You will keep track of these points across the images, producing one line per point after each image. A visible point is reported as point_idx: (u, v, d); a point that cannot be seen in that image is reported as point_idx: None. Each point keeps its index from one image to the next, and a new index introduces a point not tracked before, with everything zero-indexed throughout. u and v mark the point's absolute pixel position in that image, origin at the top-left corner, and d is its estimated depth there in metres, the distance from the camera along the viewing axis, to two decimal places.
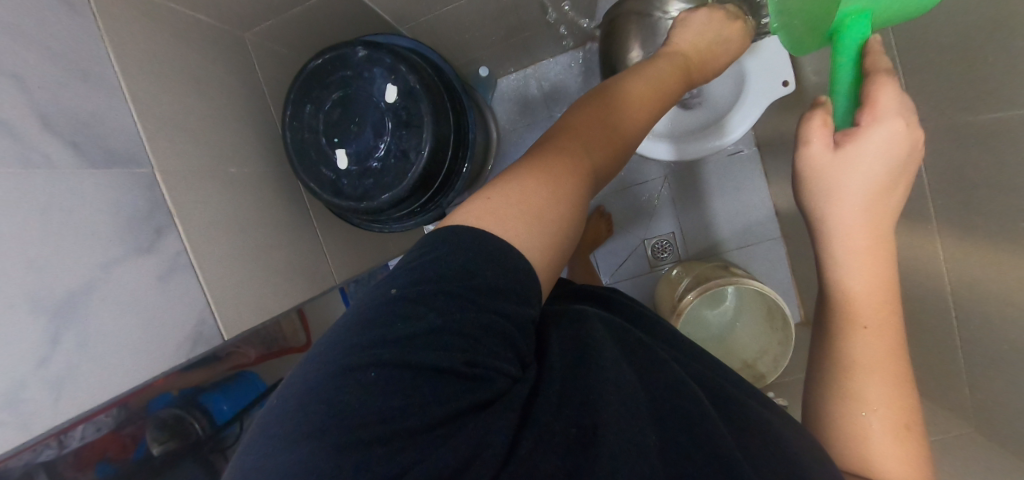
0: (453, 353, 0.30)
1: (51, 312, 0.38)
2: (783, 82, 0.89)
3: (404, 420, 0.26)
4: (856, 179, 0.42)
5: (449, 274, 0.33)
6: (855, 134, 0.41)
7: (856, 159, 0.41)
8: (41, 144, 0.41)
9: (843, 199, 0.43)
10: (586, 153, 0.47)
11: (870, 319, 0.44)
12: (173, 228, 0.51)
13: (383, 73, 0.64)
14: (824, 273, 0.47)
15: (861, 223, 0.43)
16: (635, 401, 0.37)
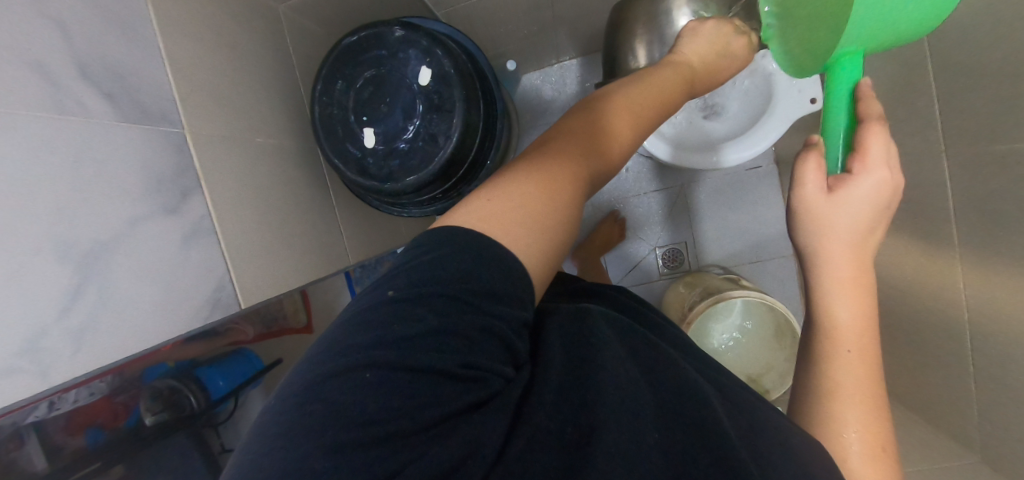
0: (451, 355, 0.28)
1: (76, 262, 0.37)
2: (812, 99, 0.89)
3: (395, 415, 0.25)
4: (847, 220, 0.43)
5: (448, 274, 0.31)
6: (847, 180, 0.43)
7: (847, 202, 0.43)
8: (78, 92, 0.41)
9: (835, 235, 0.44)
10: (591, 154, 0.45)
11: (855, 344, 0.44)
12: (200, 191, 0.50)
13: (419, 55, 0.63)
14: (811, 304, 0.47)
15: (846, 258, 0.44)
16: (637, 399, 0.35)
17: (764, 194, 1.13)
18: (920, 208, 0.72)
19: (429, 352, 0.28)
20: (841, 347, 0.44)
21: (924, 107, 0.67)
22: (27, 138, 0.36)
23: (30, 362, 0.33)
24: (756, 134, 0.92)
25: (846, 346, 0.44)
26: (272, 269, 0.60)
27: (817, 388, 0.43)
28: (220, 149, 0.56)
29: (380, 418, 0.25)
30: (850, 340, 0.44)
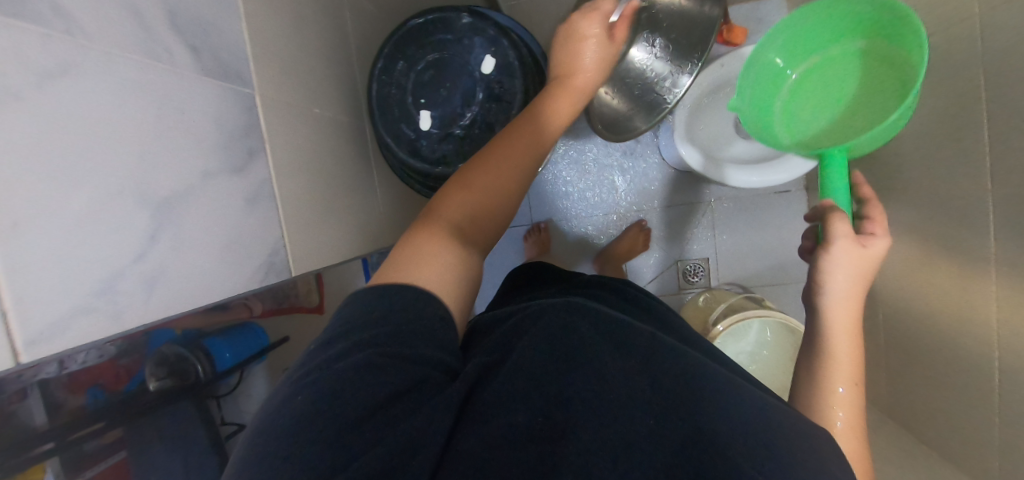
0: (369, 360, 0.31)
1: (153, 207, 0.37)
2: None
3: (345, 412, 0.28)
4: (861, 275, 0.49)
5: (368, 316, 0.36)
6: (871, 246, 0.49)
7: (865, 263, 0.49)
8: (166, 39, 0.40)
9: (846, 282, 0.48)
10: (484, 189, 0.48)
11: (855, 375, 0.45)
12: (264, 154, 0.50)
13: (484, 44, 0.64)
14: (813, 331, 0.49)
15: (847, 300, 0.48)
16: (620, 381, 0.32)
17: (791, 218, 1.13)
18: (952, 245, 0.73)
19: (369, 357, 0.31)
20: (835, 379, 0.45)
21: (971, 145, 0.68)
22: (119, 80, 0.36)
23: (102, 302, 0.33)
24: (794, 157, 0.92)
25: (839, 374, 0.45)
26: (320, 240, 0.60)
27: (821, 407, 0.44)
28: (283, 115, 0.55)
29: (330, 417, 0.27)
30: (849, 371, 0.46)
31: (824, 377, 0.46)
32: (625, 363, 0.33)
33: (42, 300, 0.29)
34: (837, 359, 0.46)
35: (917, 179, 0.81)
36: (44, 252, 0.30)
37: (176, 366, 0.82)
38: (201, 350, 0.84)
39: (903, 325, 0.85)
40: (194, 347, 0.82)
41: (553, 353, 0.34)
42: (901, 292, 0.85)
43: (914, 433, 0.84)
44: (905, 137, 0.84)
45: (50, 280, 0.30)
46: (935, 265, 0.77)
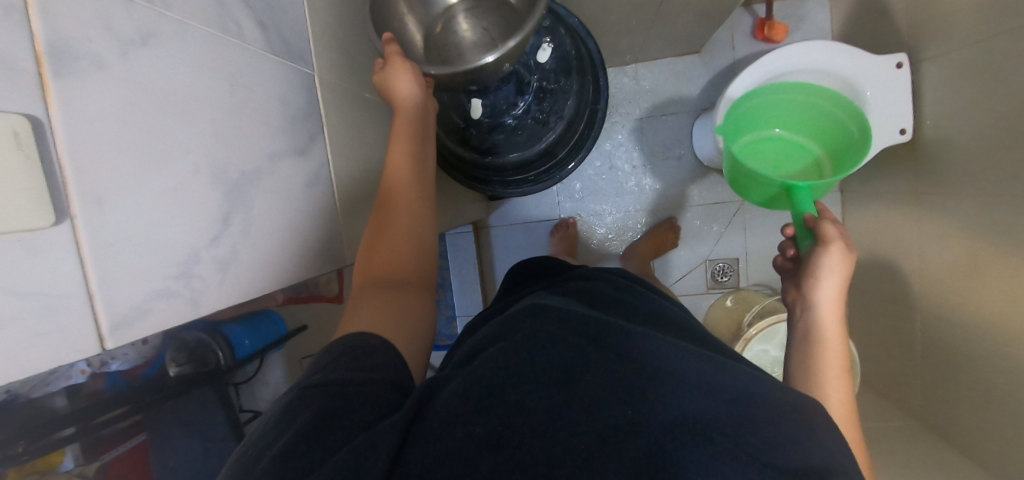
0: (327, 399, 0.34)
1: (225, 189, 0.36)
2: (901, 130, 0.89)
3: (305, 441, 0.31)
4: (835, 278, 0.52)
5: (334, 361, 0.39)
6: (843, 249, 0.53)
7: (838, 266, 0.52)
8: (236, 14, 0.38)
9: (826, 283, 0.52)
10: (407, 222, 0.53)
11: (842, 363, 0.47)
12: (321, 138, 0.48)
13: (539, 32, 0.62)
14: (802, 328, 0.51)
15: (832, 299, 0.51)
16: (572, 394, 0.34)
17: None
18: (996, 253, 0.72)
19: (317, 398, 0.34)
20: (825, 371, 0.46)
21: None
22: (197, 54, 0.34)
23: (183, 284, 0.32)
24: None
25: (829, 367, 0.46)
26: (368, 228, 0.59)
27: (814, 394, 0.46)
28: (336, 98, 0.53)
29: (285, 452, 0.30)
30: (837, 361, 0.47)
31: (812, 373, 0.46)
32: (578, 364, 0.36)
33: (129, 279, 0.28)
34: (824, 354, 0.48)
35: (965, 184, 0.80)
36: (129, 229, 0.28)
37: (195, 354, 0.76)
38: (220, 336, 0.78)
39: (939, 331, 0.85)
40: (214, 331, 0.78)
41: (491, 367, 0.36)
42: (942, 298, 0.84)
43: (941, 439, 0.85)
44: (952, 142, 0.82)
45: (137, 258, 0.29)
46: (978, 273, 0.76)
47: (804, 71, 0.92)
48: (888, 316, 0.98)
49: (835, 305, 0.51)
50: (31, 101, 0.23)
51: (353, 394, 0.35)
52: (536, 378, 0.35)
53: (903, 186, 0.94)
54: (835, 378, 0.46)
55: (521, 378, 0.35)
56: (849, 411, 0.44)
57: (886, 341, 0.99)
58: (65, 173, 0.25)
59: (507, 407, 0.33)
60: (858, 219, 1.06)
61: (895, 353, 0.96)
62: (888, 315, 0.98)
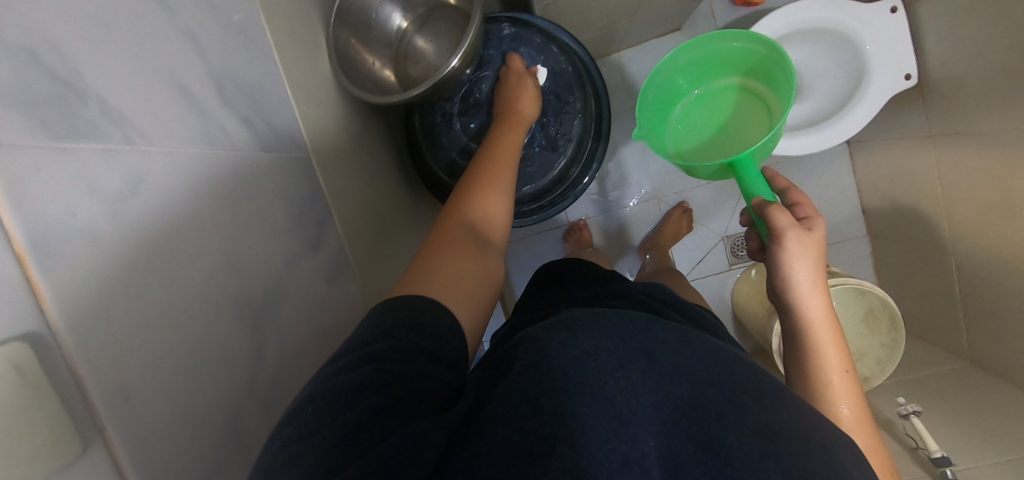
0: (365, 389, 0.27)
1: (252, 318, 0.33)
2: (905, 75, 0.85)
3: (356, 433, 0.25)
4: (805, 266, 0.43)
5: (379, 338, 0.32)
6: (801, 234, 0.43)
7: (803, 252, 0.43)
8: (222, 119, 0.35)
9: (798, 275, 0.43)
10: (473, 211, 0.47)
11: (844, 367, 0.41)
12: (332, 222, 0.45)
13: (531, 53, 0.59)
14: (791, 326, 0.44)
15: (812, 291, 0.43)
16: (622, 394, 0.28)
17: (835, 176, 1.10)
18: (1016, 186, 0.70)
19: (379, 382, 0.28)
20: (826, 374, 0.40)
21: None
22: (192, 181, 0.31)
23: (226, 435, 0.29)
24: (847, 116, 0.87)
25: (830, 369, 0.40)
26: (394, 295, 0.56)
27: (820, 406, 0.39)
28: (339, 172, 0.50)
29: (326, 452, 0.24)
30: (838, 363, 0.41)
31: (813, 380, 0.41)
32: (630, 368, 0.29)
33: (171, 467, 0.25)
34: (821, 360, 0.41)
35: (982, 121, 0.76)
36: (161, 409, 0.25)
37: None
38: None
39: (973, 272, 0.83)
40: None
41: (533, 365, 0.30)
42: (971, 237, 0.82)
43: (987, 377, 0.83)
44: (964, 79, 0.79)
45: (176, 439, 0.25)
46: (1006, 210, 0.73)
47: (794, 33, 0.89)
48: (920, 262, 0.97)
49: (820, 300, 0.43)
50: (27, 312, 0.20)
51: (403, 377, 0.29)
52: (587, 374, 0.28)
53: (918, 130, 0.90)
54: (837, 382, 0.40)
55: (570, 370, 0.28)
56: (862, 419, 0.38)
57: (923, 289, 0.97)
58: (83, 382, 0.21)
59: (546, 406, 0.27)
60: (874, 169, 1.04)
61: (934, 299, 0.94)
62: (920, 262, 0.96)
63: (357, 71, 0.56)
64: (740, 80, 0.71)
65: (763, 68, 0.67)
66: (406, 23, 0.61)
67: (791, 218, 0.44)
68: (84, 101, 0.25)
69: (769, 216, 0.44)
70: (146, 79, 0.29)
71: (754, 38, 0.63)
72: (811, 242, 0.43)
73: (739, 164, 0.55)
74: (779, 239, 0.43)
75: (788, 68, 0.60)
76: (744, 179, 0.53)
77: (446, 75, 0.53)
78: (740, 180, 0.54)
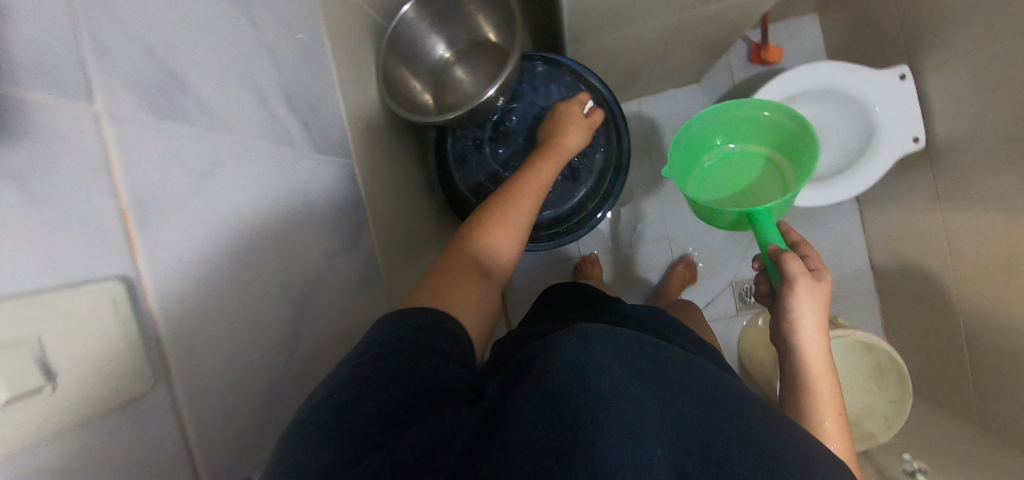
0: (387, 385, 0.30)
1: (294, 300, 0.36)
2: (912, 138, 0.89)
3: (383, 424, 0.27)
4: (808, 312, 0.46)
5: (396, 340, 0.34)
6: (809, 283, 0.46)
7: (808, 299, 0.46)
8: (287, 121, 0.40)
9: (802, 319, 0.46)
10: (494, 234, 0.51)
11: (838, 411, 0.43)
12: (367, 225, 0.49)
13: (562, 90, 0.65)
14: (790, 364, 0.46)
15: (814, 335, 0.45)
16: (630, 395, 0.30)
17: (845, 232, 1.13)
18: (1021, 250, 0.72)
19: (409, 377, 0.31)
20: (819, 415, 0.42)
21: None
22: (257, 168, 0.35)
23: (263, 405, 0.32)
24: (857, 174, 0.91)
25: (824, 413, 0.42)
26: None
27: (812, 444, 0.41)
28: (376, 183, 0.54)
29: (358, 438, 0.26)
30: (833, 407, 0.43)
31: (808, 419, 0.42)
32: (637, 378, 0.32)
33: (216, 420, 0.27)
34: (816, 402, 0.43)
35: (988, 186, 0.79)
36: (214, 365, 0.28)
37: None
38: None
39: (981, 334, 0.83)
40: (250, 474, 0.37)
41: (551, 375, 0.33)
42: (979, 299, 0.82)
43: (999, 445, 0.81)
44: (969, 145, 0.82)
45: (223, 396, 0.28)
46: (1013, 274, 0.74)
47: (807, 93, 0.94)
48: (928, 323, 0.97)
49: (820, 344, 0.45)
50: (118, 254, 0.23)
51: (422, 376, 0.32)
52: (599, 372, 0.31)
53: (926, 192, 0.93)
54: (830, 424, 0.42)
55: (581, 369, 0.31)
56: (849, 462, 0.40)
57: (932, 350, 0.97)
58: (158, 326, 0.24)
59: (557, 406, 0.28)
60: (883, 227, 1.06)
61: (942, 362, 0.94)
62: (928, 322, 0.97)
63: (402, 94, 0.62)
64: (764, 148, 0.76)
65: (789, 140, 0.71)
66: (448, 54, 0.67)
67: (803, 267, 0.47)
68: (183, 92, 0.29)
69: (785, 264, 0.47)
70: (231, 78, 0.34)
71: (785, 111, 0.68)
72: (819, 292, 0.46)
73: (757, 216, 0.57)
74: (790, 284, 0.46)
75: (812, 142, 0.65)
76: (760, 230, 0.56)
77: (483, 103, 0.59)
78: (757, 230, 0.56)
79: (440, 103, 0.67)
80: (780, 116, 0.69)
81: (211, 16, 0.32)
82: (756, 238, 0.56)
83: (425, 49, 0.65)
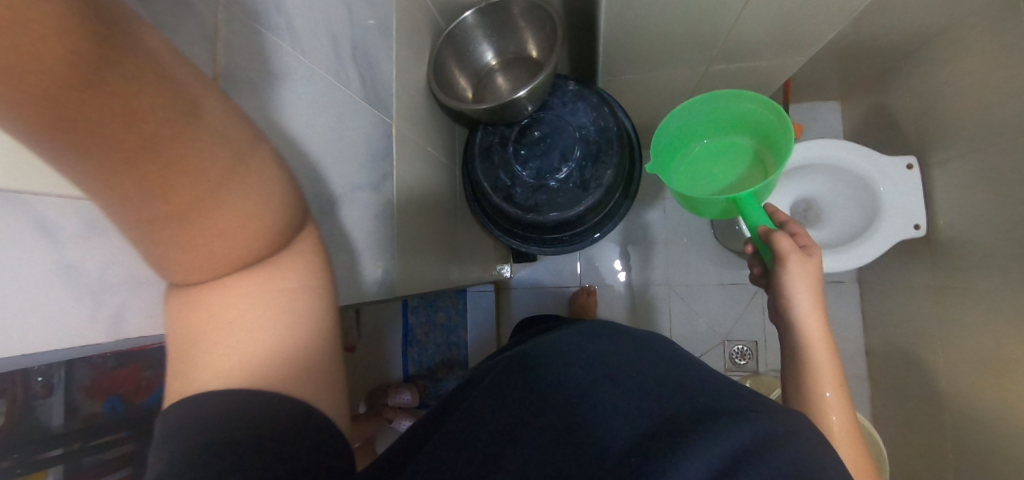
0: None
1: (321, 207, 0.41)
2: (914, 225, 0.92)
3: None
4: (799, 288, 0.49)
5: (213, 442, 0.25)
6: (797, 258, 0.49)
7: (800, 274, 0.49)
8: (349, 66, 0.47)
9: (794, 294, 0.49)
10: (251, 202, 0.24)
11: (837, 381, 0.45)
12: (391, 177, 0.55)
13: (587, 109, 0.71)
14: (789, 338, 0.49)
15: (811, 310, 0.48)
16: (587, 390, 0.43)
17: (842, 312, 1.14)
18: (1011, 351, 0.73)
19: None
20: (821, 387, 0.45)
21: None
22: (318, 90, 0.41)
23: None
24: (854, 247, 0.93)
25: (823, 382, 0.45)
26: (416, 266, 0.63)
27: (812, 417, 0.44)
28: (406, 149, 0.60)
29: None
30: (833, 379, 0.45)
31: (809, 393, 0.45)
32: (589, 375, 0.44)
33: None
34: (817, 374, 0.45)
35: (982, 281, 0.81)
36: None
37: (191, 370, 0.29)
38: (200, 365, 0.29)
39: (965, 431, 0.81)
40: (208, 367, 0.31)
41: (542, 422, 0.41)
42: (966, 397, 0.82)
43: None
44: (966, 240, 0.85)
45: None
46: (998, 369, 0.75)
47: (816, 166, 1.00)
48: (914, 415, 0.95)
49: (816, 316, 0.48)
50: None
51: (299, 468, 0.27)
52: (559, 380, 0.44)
53: (923, 283, 0.95)
54: (831, 395, 0.44)
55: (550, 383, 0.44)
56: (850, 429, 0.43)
57: (913, 445, 0.94)
58: None
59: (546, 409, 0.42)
60: (880, 312, 1.07)
61: (923, 459, 0.91)
62: (913, 415, 0.95)
63: (447, 84, 0.71)
64: (749, 141, 0.80)
65: (768, 133, 0.74)
66: (494, 62, 0.76)
67: (794, 245, 0.50)
68: (279, 15, 0.36)
69: (774, 240, 0.51)
70: (316, 17, 0.41)
71: (762, 103, 0.70)
72: (810, 267, 0.49)
73: (742, 201, 0.62)
74: (783, 259, 0.49)
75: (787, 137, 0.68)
76: (748, 211, 0.60)
77: (513, 100, 0.65)
78: (744, 211, 0.61)
79: (480, 99, 0.75)
80: (760, 109, 0.71)
81: None
82: (745, 221, 0.60)
83: (476, 52, 0.74)
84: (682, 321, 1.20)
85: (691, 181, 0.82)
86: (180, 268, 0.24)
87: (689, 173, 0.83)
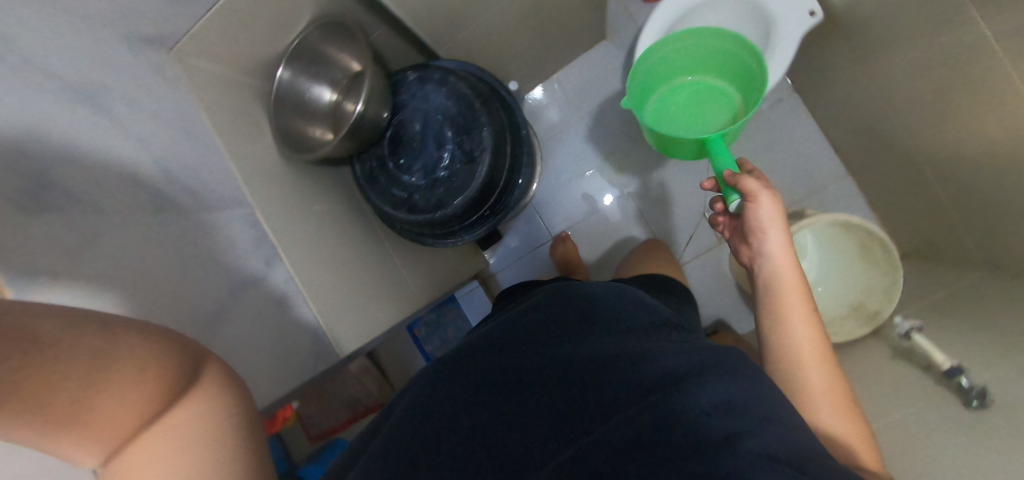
0: None
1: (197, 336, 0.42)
2: (811, 12, 0.87)
3: None
4: (772, 227, 0.55)
5: None
6: (772, 194, 0.54)
7: (772, 215, 0.55)
8: (168, 191, 0.46)
9: (768, 231, 0.55)
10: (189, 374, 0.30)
11: (807, 307, 0.53)
12: (279, 258, 0.55)
13: (435, 87, 0.69)
14: (764, 279, 0.57)
15: (782, 249, 0.55)
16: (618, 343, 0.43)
17: (794, 126, 1.12)
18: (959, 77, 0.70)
19: None
20: (790, 313, 0.52)
21: None
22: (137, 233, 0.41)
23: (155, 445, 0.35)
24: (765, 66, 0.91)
25: (794, 323, 0.52)
26: (363, 315, 0.63)
27: (785, 346, 0.51)
28: (288, 220, 0.59)
29: None
30: (803, 308, 0.53)
31: (781, 317, 0.53)
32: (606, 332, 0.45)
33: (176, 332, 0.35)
34: (788, 303, 0.53)
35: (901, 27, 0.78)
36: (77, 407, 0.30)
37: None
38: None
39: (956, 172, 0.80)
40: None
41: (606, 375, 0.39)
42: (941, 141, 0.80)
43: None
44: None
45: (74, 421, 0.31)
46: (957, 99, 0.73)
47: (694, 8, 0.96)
48: (904, 182, 0.94)
49: (785, 252, 0.55)
50: None
51: None
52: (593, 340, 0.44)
53: (847, 59, 0.93)
54: (800, 322, 0.52)
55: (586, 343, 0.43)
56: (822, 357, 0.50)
57: (918, 207, 0.94)
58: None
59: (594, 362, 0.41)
60: (828, 108, 1.04)
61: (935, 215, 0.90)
62: (905, 182, 0.94)
63: (302, 139, 0.71)
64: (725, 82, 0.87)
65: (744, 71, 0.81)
66: (335, 96, 0.75)
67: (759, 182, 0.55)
68: (50, 189, 0.35)
69: (744, 181, 0.55)
70: (99, 170, 0.40)
71: (726, 37, 0.77)
72: (776, 205, 0.55)
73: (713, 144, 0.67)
74: (754, 198, 0.55)
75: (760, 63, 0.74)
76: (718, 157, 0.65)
77: (359, 119, 0.63)
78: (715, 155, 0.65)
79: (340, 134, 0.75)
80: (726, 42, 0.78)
81: (71, 123, 0.39)
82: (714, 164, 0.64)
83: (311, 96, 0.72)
84: (661, 216, 1.19)
85: (662, 126, 0.90)
86: (75, 450, 0.24)
87: (660, 114, 0.91)
